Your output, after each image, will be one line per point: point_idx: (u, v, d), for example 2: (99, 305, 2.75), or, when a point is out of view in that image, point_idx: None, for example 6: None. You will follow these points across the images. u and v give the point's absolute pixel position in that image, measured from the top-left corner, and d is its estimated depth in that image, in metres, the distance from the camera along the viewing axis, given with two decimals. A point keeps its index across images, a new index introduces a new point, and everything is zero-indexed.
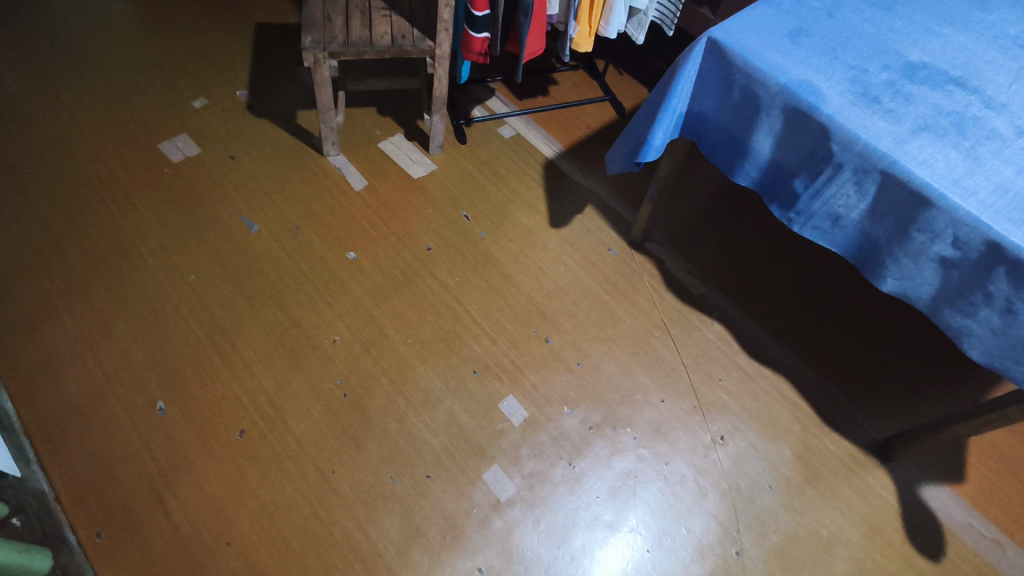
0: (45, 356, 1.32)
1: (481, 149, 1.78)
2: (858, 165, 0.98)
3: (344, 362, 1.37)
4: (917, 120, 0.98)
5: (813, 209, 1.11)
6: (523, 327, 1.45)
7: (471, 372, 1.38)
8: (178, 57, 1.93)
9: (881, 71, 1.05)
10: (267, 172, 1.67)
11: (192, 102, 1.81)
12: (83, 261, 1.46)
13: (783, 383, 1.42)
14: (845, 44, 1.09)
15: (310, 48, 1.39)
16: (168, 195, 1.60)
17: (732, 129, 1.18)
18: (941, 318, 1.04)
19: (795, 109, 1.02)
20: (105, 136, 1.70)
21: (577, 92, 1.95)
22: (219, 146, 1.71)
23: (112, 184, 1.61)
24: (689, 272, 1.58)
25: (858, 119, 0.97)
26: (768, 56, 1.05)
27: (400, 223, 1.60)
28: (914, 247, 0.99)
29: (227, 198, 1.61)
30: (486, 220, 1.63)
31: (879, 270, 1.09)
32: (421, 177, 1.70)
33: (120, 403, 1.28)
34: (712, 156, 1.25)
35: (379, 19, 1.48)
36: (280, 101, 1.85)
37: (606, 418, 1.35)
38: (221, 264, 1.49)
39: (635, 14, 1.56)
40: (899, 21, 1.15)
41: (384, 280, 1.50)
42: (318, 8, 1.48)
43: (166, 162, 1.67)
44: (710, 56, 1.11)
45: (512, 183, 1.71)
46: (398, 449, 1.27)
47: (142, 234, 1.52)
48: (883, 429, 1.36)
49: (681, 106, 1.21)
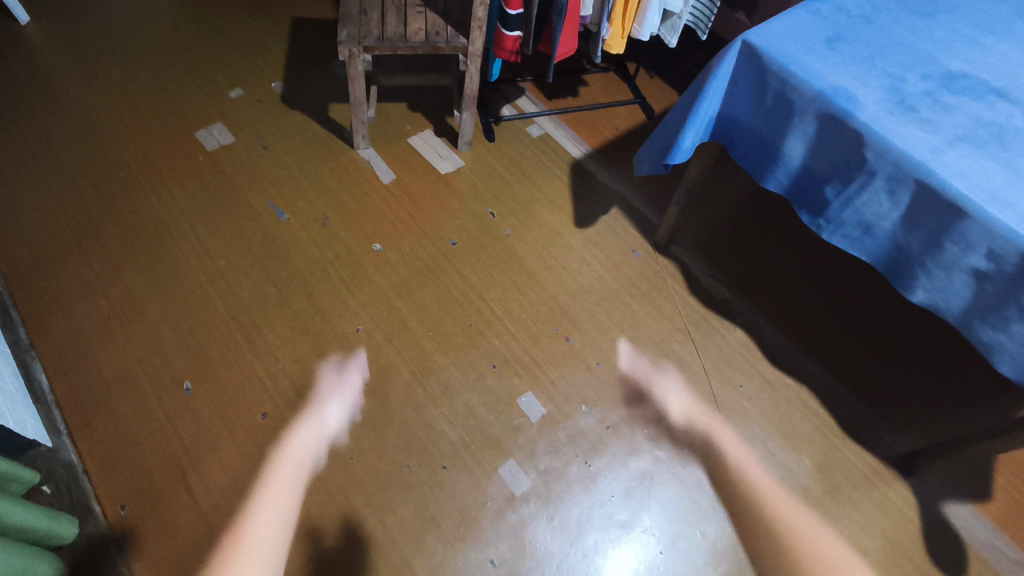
0: (78, 333, 1.36)
1: (509, 147, 1.79)
2: (893, 173, 0.97)
3: (366, 352, 1.39)
4: (955, 130, 0.97)
5: (843, 217, 1.10)
6: (544, 325, 1.46)
7: (490, 367, 1.39)
8: (217, 47, 1.97)
9: (920, 80, 1.04)
10: (297, 162, 1.70)
11: (228, 92, 1.85)
12: (119, 243, 1.50)
13: (805, 392, 1.40)
14: (883, 52, 1.08)
15: (345, 42, 1.42)
16: (201, 181, 1.64)
17: (763, 134, 1.17)
18: (972, 332, 1.03)
19: (829, 116, 1.01)
20: (144, 122, 1.75)
21: (608, 94, 1.95)
22: (253, 136, 1.75)
23: (148, 169, 1.65)
24: (713, 276, 1.57)
25: (894, 128, 0.96)
26: (804, 62, 1.05)
27: (426, 217, 1.62)
28: (946, 258, 0.98)
29: (259, 187, 1.64)
30: (512, 217, 1.64)
31: (910, 281, 1.07)
32: (449, 173, 1.72)
33: (148, 380, 1.31)
34: (743, 161, 1.24)
35: (414, 16, 1.50)
36: (314, 94, 1.87)
37: (624, 418, 1.35)
38: (251, 251, 1.52)
39: (669, 17, 1.56)
40: (940, 30, 1.13)
41: (409, 272, 1.52)
42: (354, 3, 1.50)
43: (201, 150, 1.71)
44: (744, 61, 1.11)
45: (538, 183, 1.72)
46: (416, 439, 1.28)
47: (174, 218, 1.56)
48: (907, 444, 1.34)
49: (712, 109, 1.20)
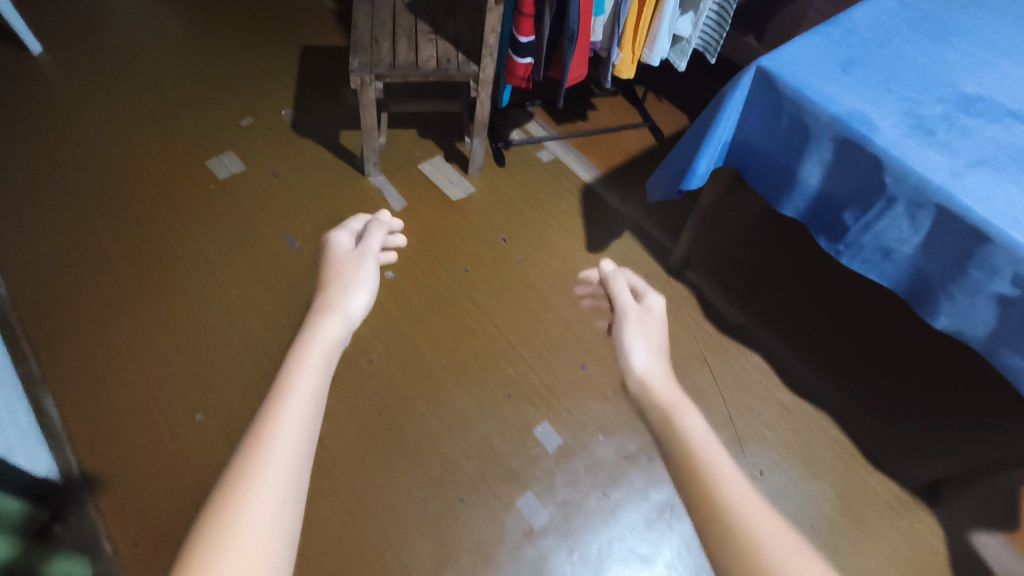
0: (90, 365, 1.35)
1: (519, 172, 1.79)
2: (912, 198, 0.95)
3: (380, 381, 1.38)
4: (974, 153, 0.96)
5: (863, 242, 1.08)
6: (559, 353, 1.46)
7: (505, 396, 1.38)
8: (228, 76, 1.98)
9: (935, 103, 1.04)
10: (309, 190, 1.71)
11: (239, 121, 1.86)
12: (132, 273, 1.50)
13: (825, 418, 1.38)
14: (897, 76, 1.08)
15: (357, 70, 1.43)
16: (213, 210, 1.65)
17: (778, 159, 1.16)
18: (998, 358, 0.99)
19: (846, 141, 1.00)
20: (156, 152, 1.76)
21: (617, 118, 1.96)
22: (264, 164, 1.76)
23: (160, 199, 1.66)
24: (728, 301, 1.56)
25: (912, 152, 0.96)
26: (818, 87, 1.04)
27: (438, 245, 1.62)
28: (970, 283, 0.95)
29: (272, 216, 1.65)
30: (524, 243, 1.64)
31: (932, 306, 1.04)
32: (460, 199, 1.72)
33: (160, 414, 1.30)
34: (758, 186, 1.24)
35: (425, 43, 1.51)
36: (324, 121, 1.88)
37: (641, 447, 1.33)
38: (264, 281, 1.52)
39: (678, 41, 1.57)
40: (953, 53, 1.14)
41: (422, 300, 1.52)
42: (366, 31, 1.51)
43: (212, 179, 1.72)
44: (757, 86, 1.10)
45: (550, 208, 1.72)
46: (432, 471, 1.27)
47: (186, 248, 1.56)
48: (932, 471, 1.31)
49: (726, 134, 1.20)
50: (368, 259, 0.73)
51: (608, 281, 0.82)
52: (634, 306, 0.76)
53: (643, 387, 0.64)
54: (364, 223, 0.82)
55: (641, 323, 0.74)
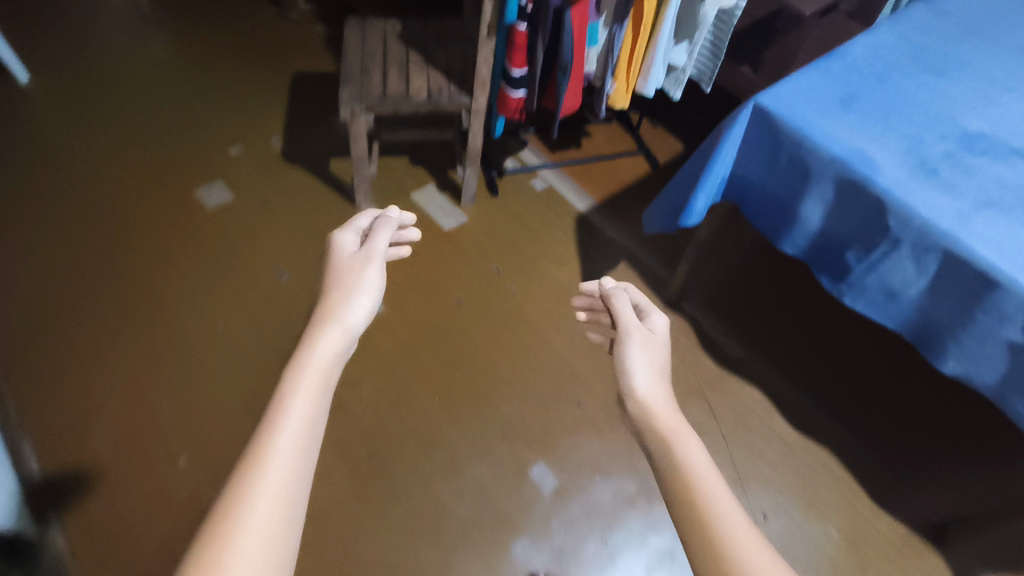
0: (70, 406, 1.31)
1: (513, 202, 1.77)
2: (918, 241, 0.93)
3: (370, 421, 1.34)
4: (979, 194, 0.94)
5: (866, 283, 1.05)
6: (554, 389, 1.42)
7: (500, 436, 1.34)
8: (217, 103, 1.95)
9: (938, 141, 1.02)
10: (299, 221, 1.68)
11: (228, 148, 1.83)
12: (116, 308, 1.46)
13: (828, 456, 1.35)
14: (899, 113, 1.06)
15: (347, 101, 1.40)
16: (200, 242, 1.61)
17: (778, 196, 1.13)
18: (1009, 405, 0.96)
19: (848, 181, 0.98)
20: (142, 182, 1.72)
21: (612, 144, 1.93)
22: (253, 194, 1.72)
23: (146, 231, 1.62)
24: (726, 333, 1.52)
25: (917, 194, 0.93)
26: (818, 125, 1.02)
27: (431, 277, 1.59)
28: (979, 329, 0.92)
29: (260, 248, 1.61)
30: (518, 275, 1.61)
31: (939, 350, 1.01)
32: (453, 229, 1.69)
33: (142, 457, 1.25)
34: (757, 222, 1.21)
35: (416, 73, 1.48)
36: (314, 149, 1.85)
37: (640, 489, 1.29)
38: (251, 317, 1.48)
39: (673, 70, 1.54)
40: (954, 88, 1.12)
41: (414, 335, 1.48)
42: (356, 61, 1.48)
43: (200, 210, 1.68)
44: (755, 124, 1.08)
45: (544, 239, 1.69)
46: (423, 517, 1.22)
47: (171, 282, 1.52)
48: (938, 511, 1.27)
49: (724, 170, 1.17)
50: (372, 265, 0.68)
51: (611, 296, 0.77)
52: (639, 326, 0.71)
53: (643, 411, 0.61)
54: (371, 221, 0.77)
55: (646, 343, 0.69)
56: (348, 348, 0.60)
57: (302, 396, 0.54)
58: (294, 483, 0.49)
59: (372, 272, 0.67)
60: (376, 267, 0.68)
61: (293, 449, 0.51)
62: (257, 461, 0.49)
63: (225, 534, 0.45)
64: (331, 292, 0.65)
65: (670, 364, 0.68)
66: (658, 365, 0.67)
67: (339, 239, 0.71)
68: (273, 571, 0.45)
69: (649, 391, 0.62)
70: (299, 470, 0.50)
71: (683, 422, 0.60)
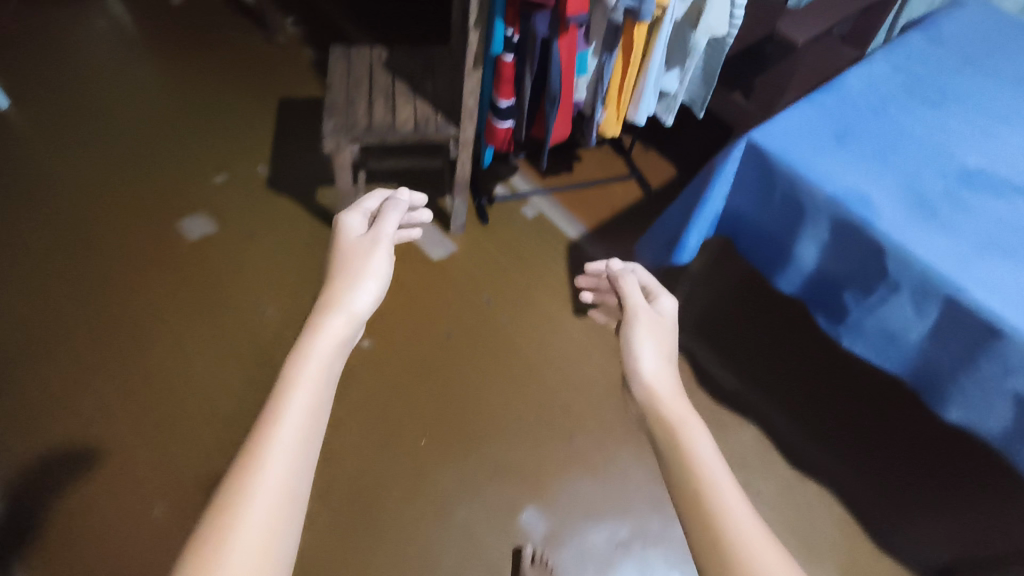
0: (43, 451, 1.27)
1: (504, 230, 1.73)
2: (918, 286, 0.89)
3: (355, 462, 1.30)
4: (980, 237, 0.91)
5: (865, 325, 1.01)
6: (545, 426, 1.38)
7: (489, 478, 1.30)
8: (201, 130, 1.92)
9: (937, 179, 0.99)
10: (285, 252, 1.64)
11: (213, 177, 1.79)
12: (94, 347, 1.42)
13: (828, 494, 1.31)
14: (895, 149, 1.03)
15: (331, 134, 1.37)
16: (182, 276, 1.57)
17: (773, 234, 1.10)
18: (1016, 454, 0.92)
19: (844, 223, 0.95)
20: (124, 213, 1.68)
21: (605, 168, 1.90)
22: (238, 224, 1.69)
23: (126, 265, 1.58)
24: (722, 366, 1.48)
25: (916, 238, 0.90)
26: (813, 163, 0.99)
27: (419, 309, 1.55)
28: (983, 377, 0.89)
29: (245, 281, 1.58)
30: (508, 306, 1.57)
31: (941, 395, 0.98)
32: (442, 259, 1.65)
33: (118, 506, 1.22)
34: (751, 258, 1.17)
35: (403, 103, 1.44)
36: (301, 176, 1.82)
37: (634, 533, 1.26)
38: (234, 355, 1.45)
39: (665, 96, 1.51)
40: (952, 120, 1.09)
41: (401, 371, 1.44)
42: (341, 92, 1.45)
43: (182, 242, 1.64)
44: (749, 161, 1.05)
45: (535, 268, 1.66)
46: (409, 566, 1.19)
47: (152, 318, 1.49)
48: (944, 550, 1.23)
49: (717, 206, 1.14)
50: (380, 246, 0.69)
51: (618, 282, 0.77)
52: (646, 310, 0.71)
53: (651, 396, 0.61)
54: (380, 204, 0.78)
55: (653, 329, 0.69)
56: (352, 336, 0.59)
57: (310, 374, 0.53)
58: (297, 471, 0.48)
59: (378, 257, 0.66)
60: (384, 247, 0.68)
61: (299, 427, 0.50)
62: (264, 434, 0.48)
63: (226, 507, 0.44)
64: (340, 268, 0.65)
65: (675, 348, 0.68)
66: (666, 349, 0.66)
67: (345, 225, 0.70)
68: (278, 540, 0.44)
69: (656, 376, 0.61)
70: (302, 445, 0.49)
71: (690, 407, 0.59)
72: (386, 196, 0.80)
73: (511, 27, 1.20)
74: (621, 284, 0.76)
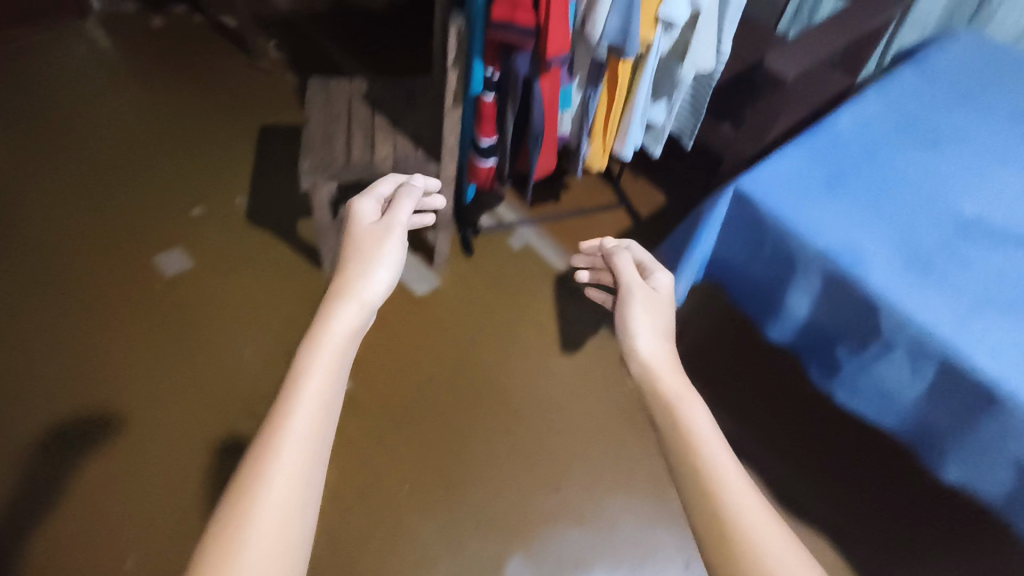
0: (11, 509, 1.24)
1: (490, 262, 1.69)
2: (914, 345, 0.85)
3: (334, 514, 1.25)
4: (977, 293, 0.87)
5: (859, 381, 0.98)
6: (532, 472, 1.35)
7: (472, 529, 1.26)
8: (179, 160, 1.87)
9: (932, 229, 0.95)
10: (264, 290, 1.60)
11: (190, 211, 1.74)
12: (66, 395, 1.39)
13: (822, 541, 1.27)
14: (888, 195, 0.99)
15: (307, 173, 1.32)
16: (158, 317, 1.53)
17: (763, 283, 1.06)
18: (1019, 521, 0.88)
19: (836, 277, 0.91)
20: (98, 250, 1.64)
21: (593, 196, 1.86)
22: (215, 260, 1.64)
23: (100, 306, 1.54)
24: (713, 405, 1.45)
25: (910, 295, 0.87)
26: (802, 212, 0.96)
27: (402, 349, 1.51)
28: (983, 442, 0.85)
29: (222, 322, 1.53)
30: (494, 344, 1.53)
31: (939, 456, 0.93)
32: (426, 294, 1.61)
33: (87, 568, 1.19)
34: (741, 305, 1.13)
35: (382, 138, 1.39)
36: (282, 208, 1.77)
37: None
38: (209, 401, 1.41)
39: (653, 126, 1.47)
40: (946, 163, 1.05)
41: (382, 416, 1.40)
42: (318, 127, 1.40)
43: (158, 280, 1.60)
44: (737, 210, 1.01)
45: (522, 303, 1.62)
46: None
47: (126, 363, 1.45)
48: None
49: (706, 252, 1.10)
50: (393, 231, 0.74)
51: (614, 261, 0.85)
52: (641, 286, 0.79)
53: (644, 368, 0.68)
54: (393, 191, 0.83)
55: (648, 305, 0.77)
56: (367, 320, 0.65)
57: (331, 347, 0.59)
58: (321, 428, 0.54)
59: (391, 242, 0.72)
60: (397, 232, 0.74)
61: (323, 393, 0.56)
62: (295, 393, 0.55)
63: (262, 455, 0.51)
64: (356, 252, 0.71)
65: (670, 324, 0.76)
66: (659, 325, 0.74)
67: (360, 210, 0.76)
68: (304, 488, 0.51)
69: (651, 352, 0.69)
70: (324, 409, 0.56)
71: (680, 378, 0.66)
72: (400, 181, 0.87)
73: (491, 66, 1.14)
74: (617, 263, 0.84)
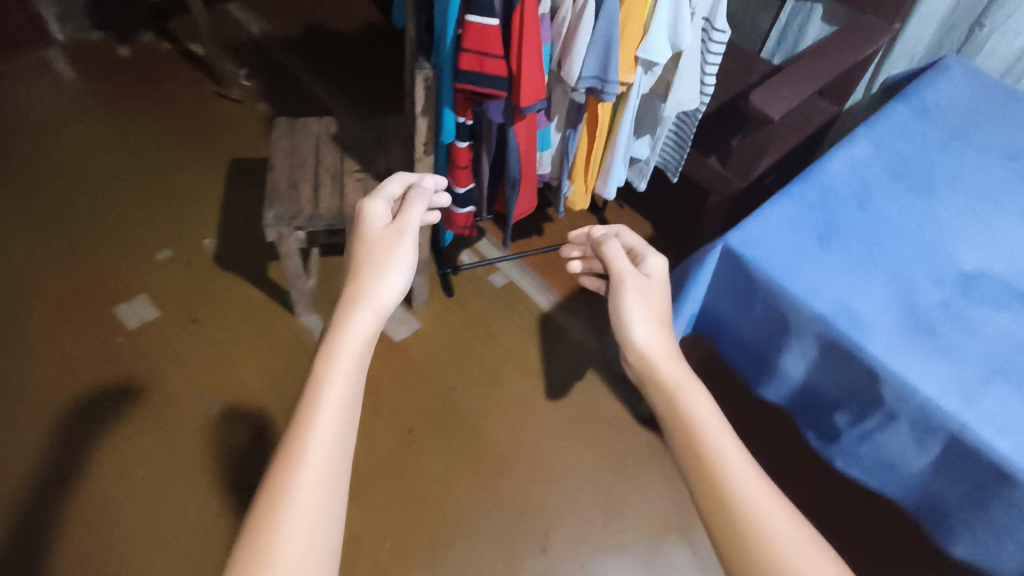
0: None
1: (471, 302, 1.62)
2: (919, 420, 0.79)
3: None
4: (984, 360, 0.82)
5: (860, 450, 0.92)
6: (518, 531, 1.28)
7: None
8: (144, 200, 1.79)
9: (932, 286, 0.90)
10: (233, 340, 1.52)
11: (155, 255, 1.66)
12: (19, 462, 1.30)
13: None
14: (884, 247, 0.94)
15: (272, 224, 1.25)
16: (120, 372, 1.44)
17: (755, 343, 1.00)
18: None
19: (833, 344, 0.85)
20: (56, 301, 1.55)
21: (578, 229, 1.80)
22: (181, 308, 1.56)
23: (58, 361, 1.45)
24: None
25: (914, 363, 0.81)
26: (796, 270, 0.90)
27: (379, 400, 1.43)
28: (994, 523, 0.79)
29: (188, 375, 1.45)
30: (476, 391, 1.46)
31: (947, 532, 0.88)
32: (404, 339, 1.54)
33: None
34: (733, 362, 1.07)
35: (352, 183, 1.32)
36: (252, 250, 1.70)
37: None
38: (173, 462, 1.32)
39: (637, 161, 1.41)
40: (942, 210, 1.00)
41: (359, 474, 1.32)
42: (284, 174, 1.34)
43: (120, 331, 1.51)
44: (726, 266, 0.95)
45: (505, 345, 1.55)
46: None
47: (84, 423, 1.36)
48: None
49: (695, 308, 1.04)
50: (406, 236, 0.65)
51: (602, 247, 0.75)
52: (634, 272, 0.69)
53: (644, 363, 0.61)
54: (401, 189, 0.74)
55: (643, 291, 0.67)
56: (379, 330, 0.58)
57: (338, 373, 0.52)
58: (332, 461, 0.49)
59: (403, 250, 0.63)
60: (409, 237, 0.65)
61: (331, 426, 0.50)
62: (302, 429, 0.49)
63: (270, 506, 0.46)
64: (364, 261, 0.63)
65: (667, 311, 0.67)
66: (659, 313, 0.66)
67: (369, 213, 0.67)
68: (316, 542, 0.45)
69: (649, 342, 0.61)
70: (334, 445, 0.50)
71: (684, 367, 0.60)
72: (410, 182, 0.76)
73: (463, 116, 1.08)
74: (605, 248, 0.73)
